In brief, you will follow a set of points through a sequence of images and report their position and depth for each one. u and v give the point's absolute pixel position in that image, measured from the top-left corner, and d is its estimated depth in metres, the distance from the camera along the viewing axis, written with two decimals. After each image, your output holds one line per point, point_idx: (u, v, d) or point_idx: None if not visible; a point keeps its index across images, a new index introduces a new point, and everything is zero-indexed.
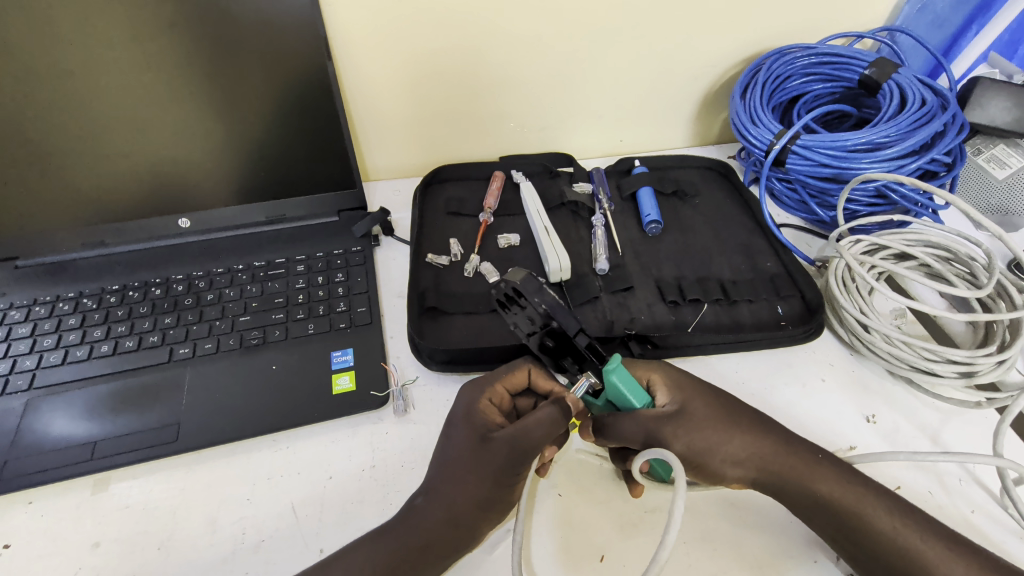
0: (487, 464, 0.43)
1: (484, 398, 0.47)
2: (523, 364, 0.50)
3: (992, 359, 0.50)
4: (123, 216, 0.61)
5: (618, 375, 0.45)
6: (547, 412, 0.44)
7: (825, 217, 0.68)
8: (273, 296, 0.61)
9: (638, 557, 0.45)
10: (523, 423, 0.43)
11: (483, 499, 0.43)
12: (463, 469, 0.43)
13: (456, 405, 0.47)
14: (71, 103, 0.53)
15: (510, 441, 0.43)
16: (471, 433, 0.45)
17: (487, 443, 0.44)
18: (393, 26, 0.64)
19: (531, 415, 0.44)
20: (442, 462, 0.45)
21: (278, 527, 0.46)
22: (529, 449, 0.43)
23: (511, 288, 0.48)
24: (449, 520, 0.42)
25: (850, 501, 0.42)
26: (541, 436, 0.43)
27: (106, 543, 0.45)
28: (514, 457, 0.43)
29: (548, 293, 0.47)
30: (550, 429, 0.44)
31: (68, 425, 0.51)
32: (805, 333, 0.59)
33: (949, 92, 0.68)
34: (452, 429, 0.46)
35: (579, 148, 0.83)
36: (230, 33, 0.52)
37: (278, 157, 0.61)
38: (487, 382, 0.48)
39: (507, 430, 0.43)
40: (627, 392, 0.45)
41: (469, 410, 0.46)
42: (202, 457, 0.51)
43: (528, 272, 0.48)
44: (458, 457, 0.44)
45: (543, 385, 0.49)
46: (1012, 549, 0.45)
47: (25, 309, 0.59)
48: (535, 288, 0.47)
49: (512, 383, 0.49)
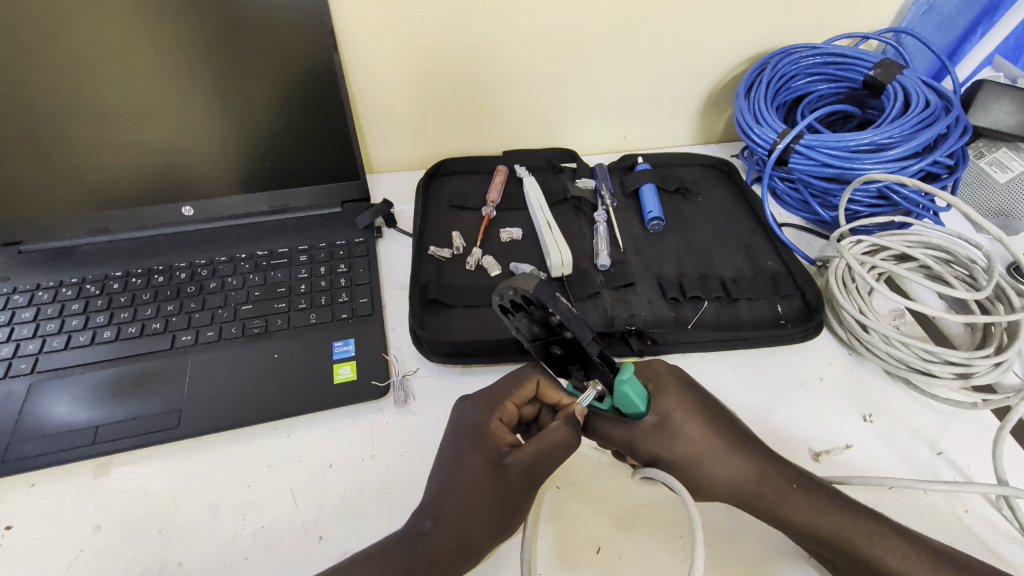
0: (503, 492, 0.43)
1: (494, 418, 0.47)
2: (532, 375, 0.48)
3: (989, 362, 0.51)
4: (127, 203, 0.61)
5: (630, 386, 0.44)
6: (561, 434, 0.44)
7: (826, 217, 0.69)
8: (276, 286, 0.61)
9: (636, 549, 0.46)
10: (539, 447, 0.44)
11: (497, 525, 0.43)
12: (477, 498, 0.43)
13: (465, 425, 0.46)
14: (78, 89, 0.53)
15: (527, 467, 0.43)
16: (484, 459, 0.44)
17: (502, 469, 0.44)
18: (400, 19, 0.64)
19: (547, 438, 0.44)
20: (451, 488, 0.43)
21: (279, 514, 0.47)
22: (542, 471, 0.44)
23: (519, 295, 0.42)
24: (461, 543, 0.42)
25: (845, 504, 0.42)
26: (555, 460, 0.44)
27: (108, 526, 0.46)
28: (528, 482, 0.44)
29: (562, 303, 0.42)
30: (564, 451, 0.45)
31: (70, 410, 0.51)
32: (804, 333, 0.59)
33: (953, 94, 0.68)
34: (462, 454, 0.45)
35: (583, 143, 0.83)
36: (236, 21, 0.52)
37: (283, 146, 0.61)
38: (495, 399, 0.47)
39: (522, 457, 0.43)
40: (637, 401, 0.44)
41: (481, 432, 0.45)
42: (203, 443, 0.51)
43: (540, 278, 0.41)
44: (471, 483, 0.43)
45: (552, 397, 0.48)
46: (1004, 551, 0.46)
47: (28, 293, 0.59)
48: (549, 298, 0.41)
49: (521, 397, 0.48)
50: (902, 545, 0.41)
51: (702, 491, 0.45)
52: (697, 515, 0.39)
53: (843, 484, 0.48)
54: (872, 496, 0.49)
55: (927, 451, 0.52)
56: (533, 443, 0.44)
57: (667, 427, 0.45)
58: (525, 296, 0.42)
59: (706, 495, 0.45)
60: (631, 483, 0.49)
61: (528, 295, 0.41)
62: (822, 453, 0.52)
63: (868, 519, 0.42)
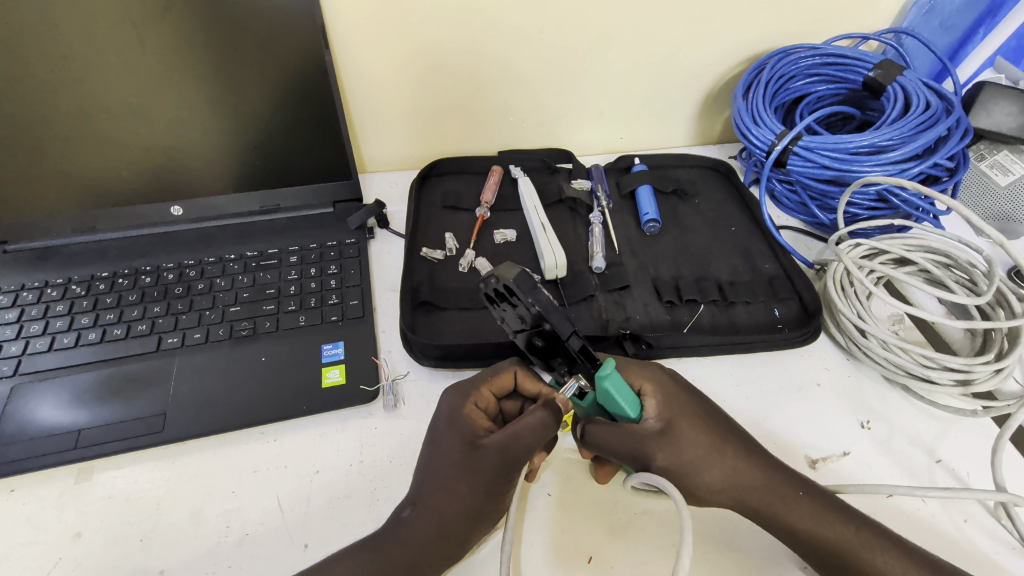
0: (477, 474, 0.43)
1: (469, 402, 0.46)
2: (510, 367, 0.48)
3: (989, 368, 0.50)
4: (114, 202, 0.60)
5: (611, 382, 0.43)
6: (536, 417, 0.43)
7: (825, 220, 0.68)
8: (265, 287, 0.60)
9: (627, 559, 0.45)
10: (513, 430, 0.42)
11: (474, 509, 0.42)
12: (452, 478, 0.43)
13: (442, 411, 0.46)
14: (61, 86, 0.52)
15: (499, 449, 0.43)
16: (459, 441, 0.44)
17: (476, 451, 0.43)
18: (394, 17, 0.63)
19: (521, 421, 0.43)
20: (427, 471, 0.44)
21: (264, 521, 0.46)
22: (519, 455, 0.43)
23: (502, 286, 0.42)
24: (437, 534, 0.42)
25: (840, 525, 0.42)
26: (532, 442, 0.43)
27: (88, 533, 0.45)
28: (503, 465, 0.42)
29: (543, 295, 0.42)
30: (540, 436, 0.43)
31: (54, 411, 0.50)
32: (802, 338, 0.58)
33: (955, 95, 0.67)
34: (438, 437, 0.45)
35: (579, 144, 0.82)
36: (227, 19, 0.51)
37: (273, 146, 0.60)
38: (472, 386, 0.47)
39: (496, 438, 0.43)
40: (619, 398, 0.44)
41: (455, 417, 0.46)
42: (187, 449, 0.50)
43: (521, 269, 0.41)
44: (446, 466, 0.44)
45: (531, 387, 0.48)
46: (1003, 561, 0.45)
47: (12, 294, 0.58)
48: (529, 289, 0.41)
49: (499, 386, 0.48)
50: (897, 556, 0.40)
51: (698, 495, 0.44)
52: (685, 510, 0.38)
53: (838, 492, 0.47)
54: (869, 504, 0.48)
55: (924, 458, 0.51)
56: (507, 426, 0.43)
57: (668, 431, 0.45)
58: (508, 287, 0.42)
59: (703, 500, 0.45)
60: (623, 491, 0.48)
61: (510, 286, 0.41)
62: (819, 461, 0.51)
63: (861, 529, 0.42)
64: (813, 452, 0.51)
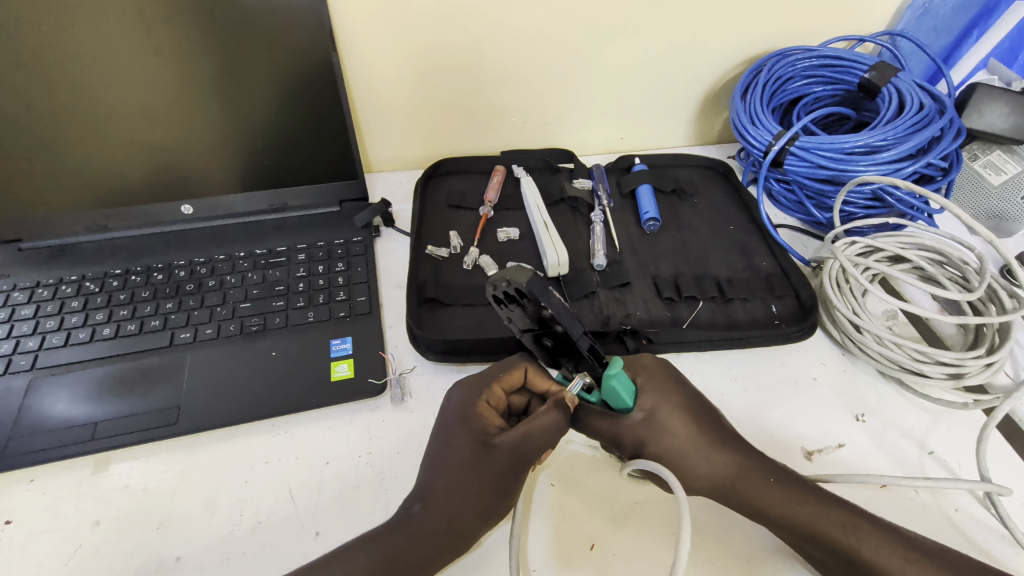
0: (489, 471, 0.44)
1: (481, 399, 0.48)
2: (520, 364, 0.49)
3: (980, 362, 0.52)
4: (127, 202, 0.62)
5: (618, 380, 0.45)
6: (549, 419, 0.45)
7: (821, 219, 0.69)
8: (274, 284, 0.62)
9: (628, 546, 0.46)
10: (525, 430, 0.44)
11: (482, 501, 0.44)
12: (464, 476, 0.44)
13: (453, 407, 0.48)
14: (75, 88, 0.53)
15: (512, 448, 0.44)
16: (471, 439, 0.45)
17: (488, 450, 0.45)
18: (399, 20, 0.64)
19: (534, 422, 0.44)
20: (439, 468, 0.45)
21: (277, 509, 0.47)
22: (530, 454, 0.44)
23: (512, 288, 0.42)
24: (445, 525, 0.43)
25: (835, 514, 0.43)
26: (544, 442, 0.45)
27: (106, 521, 0.46)
28: (515, 464, 0.44)
29: (555, 297, 0.42)
30: (552, 435, 0.45)
31: (70, 406, 0.51)
32: (799, 332, 0.59)
33: (947, 96, 0.69)
34: (450, 435, 0.46)
35: (580, 144, 0.84)
36: (233, 19, 0.52)
37: (281, 145, 0.62)
38: (483, 383, 0.48)
39: (509, 437, 0.44)
40: (624, 395, 0.45)
41: (468, 414, 0.47)
42: (200, 441, 0.51)
43: (533, 272, 0.42)
44: (458, 461, 0.45)
45: (540, 384, 0.49)
46: (991, 548, 0.46)
47: (27, 291, 0.60)
48: (541, 292, 0.42)
49: (508, 383, 0.49)
50: (889, 541, 0.42)
51: (695, 484, 0.46)
52: (684, 499, 0.40)
53: (830, 482, 0.48)
54: (863, 495, 0.50)
55: (916, 450, 0.52)
56: (520, 426, 0.44)
57: (663, 421, 0.46)
58: (519, 290, 0.43)
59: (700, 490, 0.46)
60: (624, 481, 0.50)
61: (522, 288, 0.42)
62: (815, 452, 0.52)
63: (856, 517, 0.43)
64: (809, 445, 0.53)
